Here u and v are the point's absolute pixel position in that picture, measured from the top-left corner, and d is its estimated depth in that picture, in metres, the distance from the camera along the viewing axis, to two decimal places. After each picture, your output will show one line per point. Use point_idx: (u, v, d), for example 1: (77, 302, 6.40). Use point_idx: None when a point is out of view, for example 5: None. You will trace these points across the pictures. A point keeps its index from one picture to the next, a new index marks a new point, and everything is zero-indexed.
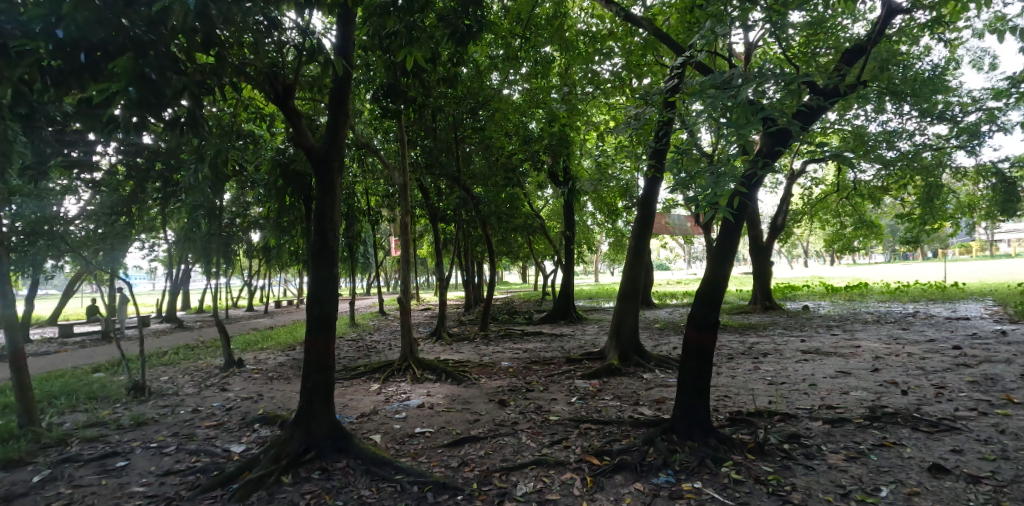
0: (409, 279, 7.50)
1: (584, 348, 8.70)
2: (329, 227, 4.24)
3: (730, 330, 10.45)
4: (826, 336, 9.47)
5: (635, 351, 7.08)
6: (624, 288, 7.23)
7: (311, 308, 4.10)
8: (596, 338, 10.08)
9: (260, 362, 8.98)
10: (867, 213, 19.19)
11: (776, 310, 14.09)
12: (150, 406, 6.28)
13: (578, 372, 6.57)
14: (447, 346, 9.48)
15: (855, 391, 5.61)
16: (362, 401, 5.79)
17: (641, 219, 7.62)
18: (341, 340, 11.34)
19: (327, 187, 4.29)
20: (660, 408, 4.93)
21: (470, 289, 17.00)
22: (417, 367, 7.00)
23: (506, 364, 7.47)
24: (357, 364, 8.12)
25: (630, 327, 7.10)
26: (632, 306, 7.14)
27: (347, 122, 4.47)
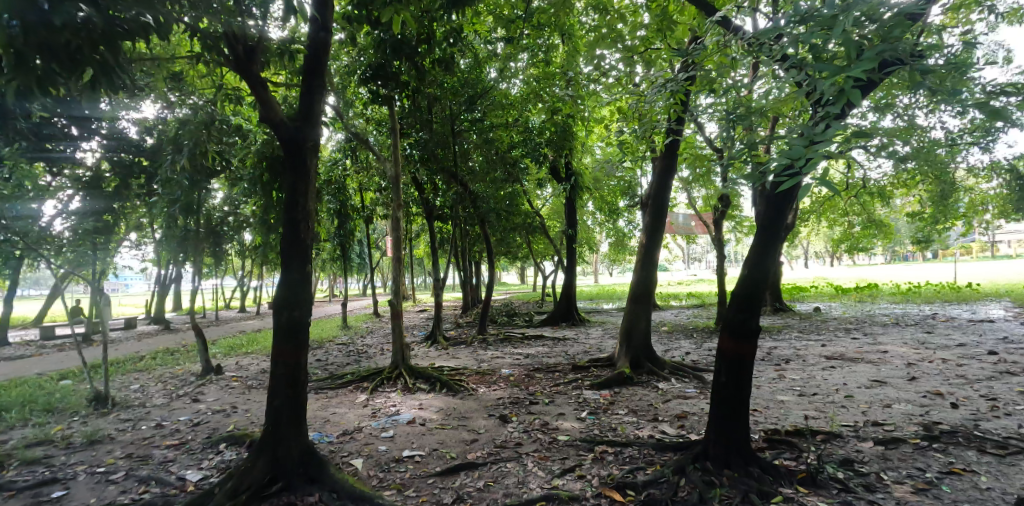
0: (400, 279, 6.87)
1: (590, 353, 8.08)
2: (302, 217, 3.59)
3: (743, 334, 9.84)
4: (848, 340, 8.85)
5: (647, 358, 6.49)
6: (635, 289, 6.64)
7: (278, 313, 3.46)
8: (601, 341, 9.46)
9: (241, 369, 8.34)
10: (875, 211, 18.61)
11: (787, 312, 13.50)
12: (110, 420, 5.67)
13: (587, 381, 5.97)
14: (443, 351, 8.84)
15: (898, 404, 4.99)
16: (345, 416, 5.17)
17: (653, 214, 7.01)
18: (330, 344, 10.70)
19: (299, 169, 3.65)
20: (685, 426, 4.33)
21: (468, 290, 16.38)
22: (409, 375, 6.38)
23: (507, 371, 6.85)
24: (344, 371, 7.51)
25: (641, 332, 6.51)
26: (644, 308, 6.55)
27: (322, 94, 3.81)
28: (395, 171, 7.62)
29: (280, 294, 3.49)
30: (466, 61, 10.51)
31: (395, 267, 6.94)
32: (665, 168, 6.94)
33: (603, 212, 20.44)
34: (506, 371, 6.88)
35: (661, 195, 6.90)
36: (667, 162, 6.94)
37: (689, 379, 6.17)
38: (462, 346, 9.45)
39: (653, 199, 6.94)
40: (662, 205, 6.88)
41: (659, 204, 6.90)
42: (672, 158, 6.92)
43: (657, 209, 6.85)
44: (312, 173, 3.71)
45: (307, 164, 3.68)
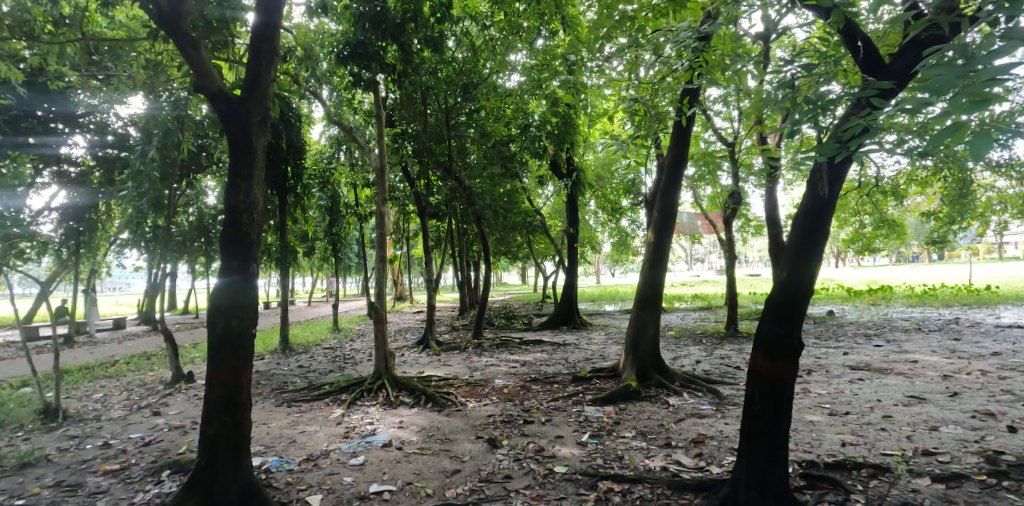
0: (384, 280, 6.24)
1: (592, 362, 7.45)
2: (244, 207, 2.97)
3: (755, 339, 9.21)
4: (870, 348, 8.23)
5: (655, 369, 5.89)
6: (643, 292, 6.04)
7: (212, 323, 2.86)
8: (604, 347, 8.83)
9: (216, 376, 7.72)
10: (888, 210, 17.99)
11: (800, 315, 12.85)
12: (55, 437, 5.05)
13: (588, 395, 5.35)
14: (434, 357, 8.24)
15: (946, 426, 4.39)
16: (315, 436, 4.55)
17: (662, 208, 6.34)
18: (317, 349, 10.08)
19: (244, 148, 3.03)
20: (703, 455, 3.72)
21: (465, 291, 15.77)
22: (392, 387, 5.76)
23: (501, 382, 6.23)
24: (324, 380, 6.90)
25: (649, 340, 5.90)
26: (653, 314, 5.96)
27: (272, 59, 3.17)
28: (382, 162, 7.02)
29: (216, 299, 2.89)
30: (460, 50, 9.99)
31: (379, 265, 6.31)
32: (675, 161, 6.32)
33: (605, 211, 19.85)
34: (501, 381, 6.26)
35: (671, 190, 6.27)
36: (677, 154, 6.33)
37: (702, 393, 5.55)
38: (455, 351, 8.83)
39: (662, 195, 6.32)
40: (672, 200, 6.25)
41: (669, 200, 6.28)
42: (682, 149, 6.31)
43: (667, 205, 6.23)
44: (259, 153, 3.08)
45: (252, 140, 3.05)
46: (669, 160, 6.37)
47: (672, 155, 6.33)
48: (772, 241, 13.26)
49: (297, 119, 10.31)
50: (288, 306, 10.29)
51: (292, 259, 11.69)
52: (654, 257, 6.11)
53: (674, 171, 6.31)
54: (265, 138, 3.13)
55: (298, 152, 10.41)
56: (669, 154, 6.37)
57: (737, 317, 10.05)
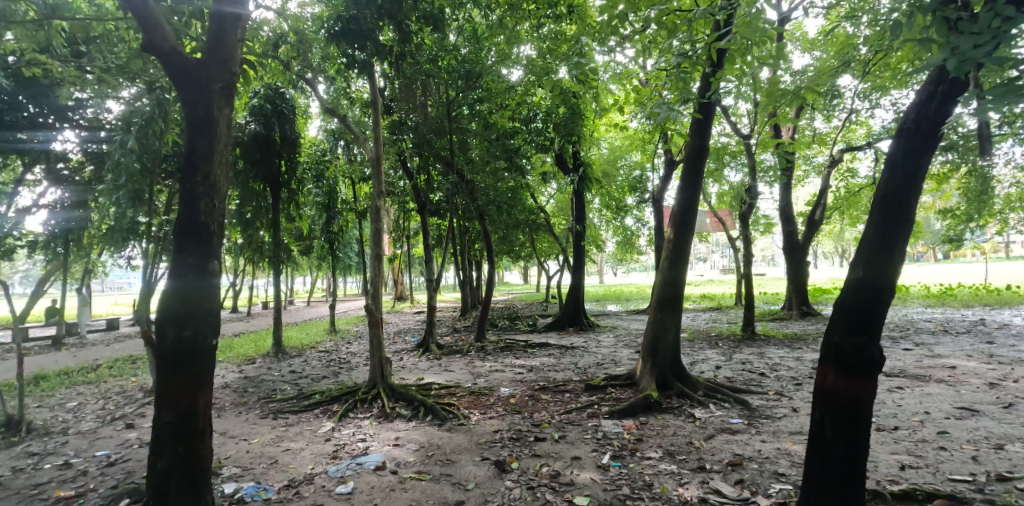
0: (380, 279, 5.72)
1: (604, 368, 6.93)
2: (203, 192, 2.52)
3: (775, 343, 8.69)
4: (899, 352, 7.71)
5: (676, 376, 5.39)
6: (661, 293, 5.55)
7: (161, 331, 2.42)
8: (615, 351, 8.33)
9: None
10: None
11: (815, 316, 12.32)
12: (14, 454, 4.56)
13: (604, 407, 4.84)
14: (434, 362, 7.74)
15: (1012, 445, 3.87)
16: (299, 456, 4.05)
17: (683, 199, 5.81)
18: (311, 352, 9.55)
19: (201, 118, 2.55)
20: (744, 483, 3.23)
21: (466, 291, 15.26)
22: (388, 397, 5.26)
23: (507, 391, 5.72)
24: (316, 388, 6.40)
25: (669, 344, 5.42)
26: (672, 317, 5.48)
27: (237, 17, 2.69)
28: (377, 149, 6.45)
29: (167, 302, 2.44)
30: (463, 36, 9.47)
31: (376, 263, 5.79)
32: (696, 151, 5.84)
33: (609, 210, 19.31)
34: (507, 390, 5.76)
35: (693, 182, 5.79)
36: (698, 143, 5.85)
37: (729, 404, 5.04)
38: (457, 355, 8.32)
39: (682, 187, 5.84)
40: (693, 193, 5.77)
41: (689, 193, 5.80)
42: (703, 138, 5.85)
43: (686, 198, 5.75)
44: (222, 124, 2.63)
45: (211, 107, 2.57)
46: (690, 151, 5.90)
47: (693, 144, 5.85)
48: (786, 240, 12.75)
49: (291, 111, 9.80)
50: (282, 307, 9.78)
51: (287, 258, 11.19)
52: (674, 254, 5.61)
53: (695, 161, 5.83)
54: (227, 108, 2.66)
55: (293, 146, 9.92)
56: (689, 143, 5.89)
57: (753, 319, 9.52)
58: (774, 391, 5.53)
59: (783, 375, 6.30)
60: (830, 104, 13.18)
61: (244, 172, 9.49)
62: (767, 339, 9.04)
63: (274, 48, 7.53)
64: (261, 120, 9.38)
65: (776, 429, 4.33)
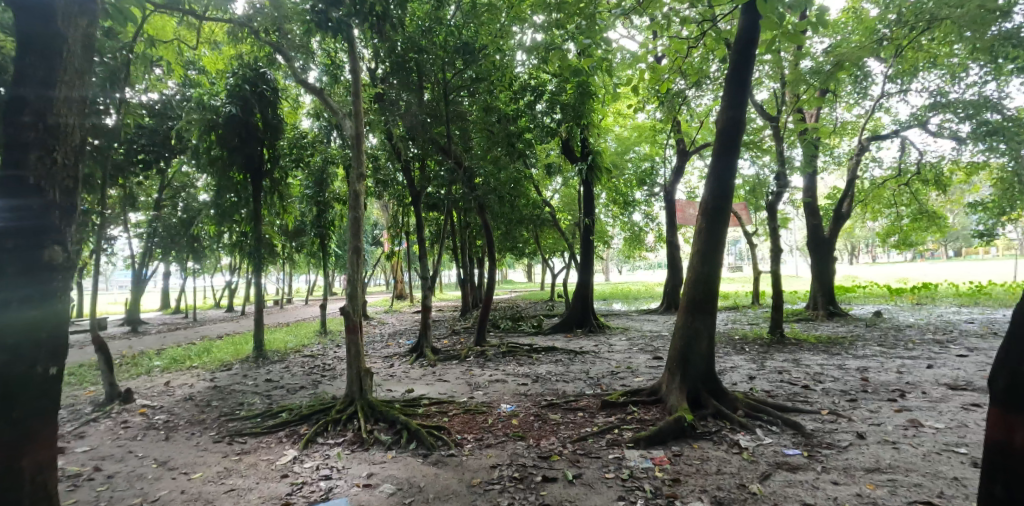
0: (358, 277, 4.80)
1: (619, 378, 6.06)
2: (35, 138, 2.34)
3: (809, 348, 7.79)
4: (954, 358, 6.79)
5: (710, 392, 4.54)
6: (693, 291, 4.67)
7: None
8: (630, 357, 7.45)
9: (162, 395, 6.38)
10: (928, 200, 16.48)
11: (844, 317, 11.42)
12: None
13: (626, 433, 3.97)
14: (428, 370, 6.89)
15: None
16: (243, 501, 3.21)
17: (714, 186, 4.89)
18: (296, 356, 8.75)
19: (45, 41, 2.37)
20: None
21: (467, 290, 14.39)
22: (366, 417, 4.39)
23: (507, 407, 4.85)
24: (289, 402, 5.55)
25: (701, 355, 4.56)
26: (705, 320, 4.61)
27: None
28: (358, 119, 5.30)
29: None
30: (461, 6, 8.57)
31: (353, 260, 4.85)
32: (731, 126, 4.99)
33: (616, 205, 18.43)
34: (508, 406, 4.89)
35: (729, 163, 4.92)
36: (733, 117, 5.01)
37: (778, 428, 4.18)
38: (454, 361, 7.48)
39: (714, 169, 4.96)
40: (727, 175, 4.90)
41: (723, 175, 4.91)
42: (739, 112, 5.01)
43: (719, 180, 4.88)
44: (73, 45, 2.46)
45: (64, 47, 2.42)
46: (724, 126, 5.04)
47: (728, 119, 5.01)
48: (810, 233, 11.84)
49: (273, 94, 8.95)
50: (263, 308, 8.93)
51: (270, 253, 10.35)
52: (708, 246, 4.72)
53: (730, 136, 4.97)
54: (80, 25, 2.50)
55: (276, 133, 9.08)
56: (723, 118, 5.05)
57: (782, 320, 8.63)
58: (828, 410, 4.65)
59: (830, 389, 5.42)
60: (856, 88, 12.27)
61: (221, 159, 8.64)
62: (798, 343, 8.11)
63: (246, 20, 6.70)
64: (239, 102, 8.52)
65: (846, 466, 3.47)
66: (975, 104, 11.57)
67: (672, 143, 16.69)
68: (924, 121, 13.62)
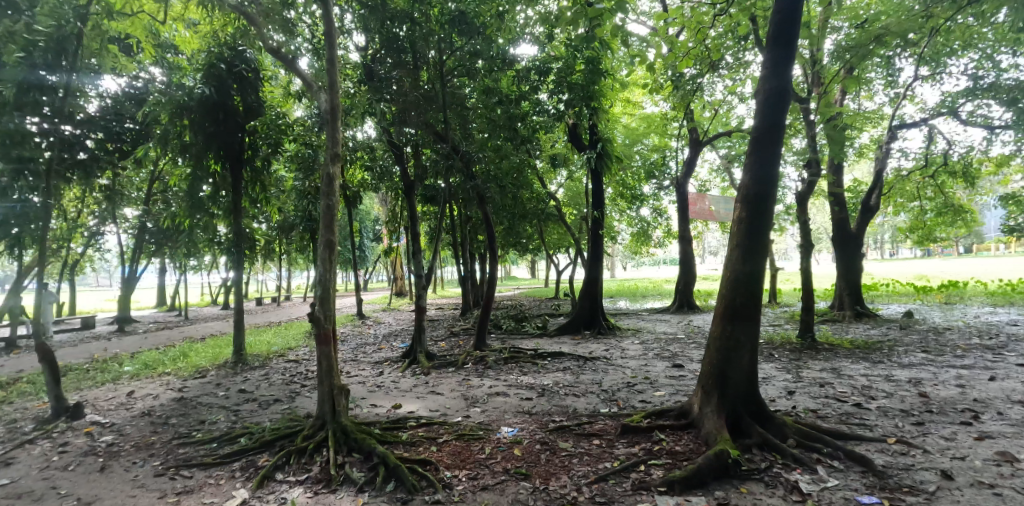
0: (331, 276, 4.02)
1: (637, 391, 5.29)
2: None
3: (845, 354, 7.02)
4: (1016, 368, 5.99)
5: (753, 417, 3.80)
6: (732, 294, 3.90)
7: None
8: (647, 364, 6.68)
9: (118, 409, 5.63)
10: (954, 193, 15.61)
11: (872, 318, 10.62)
12: None
13: (656, 472, 3.23)
14: (420, 380, 6.12)
15: None
16: None
17: (755, 167, 4.10)
18: (279, 361, 8.03)
19: None
20: None
21: (468, 288, 13.62)
22: (337, 446, 3.66)
23: (508, 431, 4.10)
24: (256, 420, 4.79)
25: (742, 371, 3.82)
26: (745, 330, 3.84)
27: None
28: (333, 90, 4.49)
29: None
30: None
31: (324, 255, 4.06)
32: (775, 95, 4.19)
33: (622, 199, 17.63)
34: (510, 429, 4.15)
35: (771, 138, 4.13)
36: (777, 84, 4.22)
37: (840, 464, 3.45)
38: (450, 369, 6.72)
39: (754, 146, 4.17)
40: (770, 152, 4.11)
41: (764, 152, 4.12)
42: (784, 78, 4.22)
43: (759, 159, 4.11)
44: None
45: None
46: (765, 95, 4.25)
47: (770, 86, 4.22)
48: (836, 227, 11.02)
49: (254, 75, 8.18)
50: (243, 308, 8.19)
51: (254, 249, 9.59)
52: (746, 236, 3.96)
53: (773, 107, 4.18)
54: None
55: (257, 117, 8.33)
56: (766, 84, 4.26)
57: (812, 323, 7.83)
58: (894, 439, 3.89)
59: (887, 410, 4.64)
60: (884, 73, 11.43)
61: (195, 146, 7.88)
62: (831, 350, 7.31)
63: None
64: (214, 83, 7.75)
65: None
66: (1017, 88, 10.68)
67: (682, 133, 15.86)
68: (955, 109, 12.78)
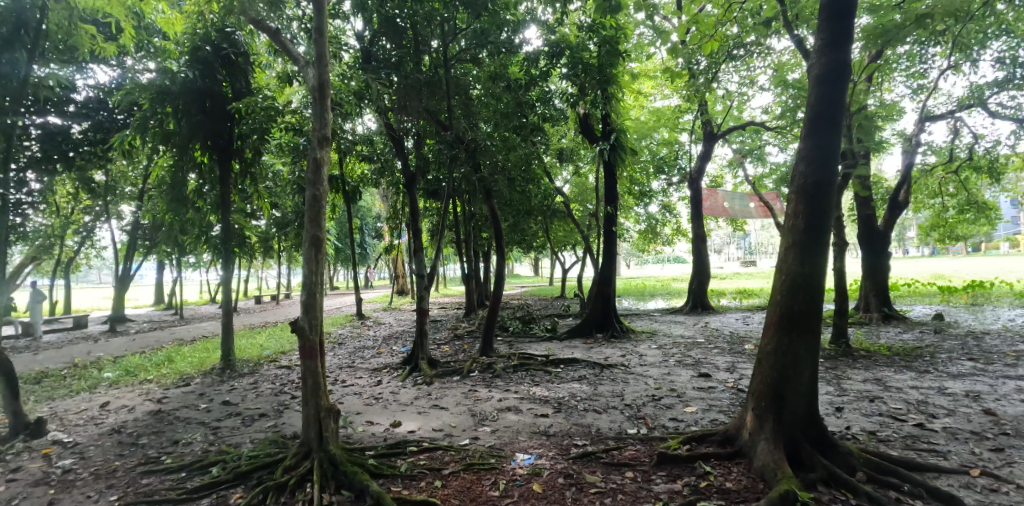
0: (317, 279, 3.47)
1: (665, 406, 4.72)
2: None
3: (885, 362, 6.43)
4: None
5: (815, 445, 3.24)
6: (788, 300, 3.31)
7: None
8: (670, 372, 6.10)
9: (87, 424, 5.06)
10: (978, 190, 14.96)
11: (900, 320, 10.03)
12: None
13: None
14: (421, 391, 5.55)
15: None
16: None
17: (812, 151, 3.49)
18: (270, 366, 7.48)
19: None
20: None
21: (472, 287, 13.06)
22: (324, 480, 3.12)
23: (524, 458, 3.53)
24: (234, 441, 4.23)
25: (803, 391, 3.25)
26: (804, 343, 3.27)
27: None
28: (320, 65, 3.92)
29: None
30: None
31: (311, 255, 3.52)
32: (835, 68, 3.56)
33: (631, 196, 17.03)
34: (525, 456, 3.58)
35: (828, 122, 3.51)
36: (835, 57, 3.58)
37: None
38: (454, 378, 6.17)
39: (810, 127, 3.56)
40: (827, 138, 3.49)
41: (820, 138, 3.51)
42: (846, 48, 3.58)
43: (814, 147, 3.49)
44: None
45: None
46: (820, 70, 3.61)
47: (826, 61, 3.57)
48: (861, 224, 10.40)
49: (244, 60, 7.62)
50: (232, 310, 7.62)
51: (246, 247, 9.03)
52: (804, 232, 3.36)
53: (831, 86, 3.55)
54: None
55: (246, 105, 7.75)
56: (821, 57, 3.61)
57: (845, 327, 7.25)
58: (979, 471, 3.32)
59: (956, 432, 4.06)
60: (912, 62, 10.80)
61: (179, 135, 7.31)
62: (868, 357, 6.74)
63: None
64: (199, 66, 7.19)
65: None
66: None
67: (696, 127, 15.24)
68: (983, 100, 12.11)
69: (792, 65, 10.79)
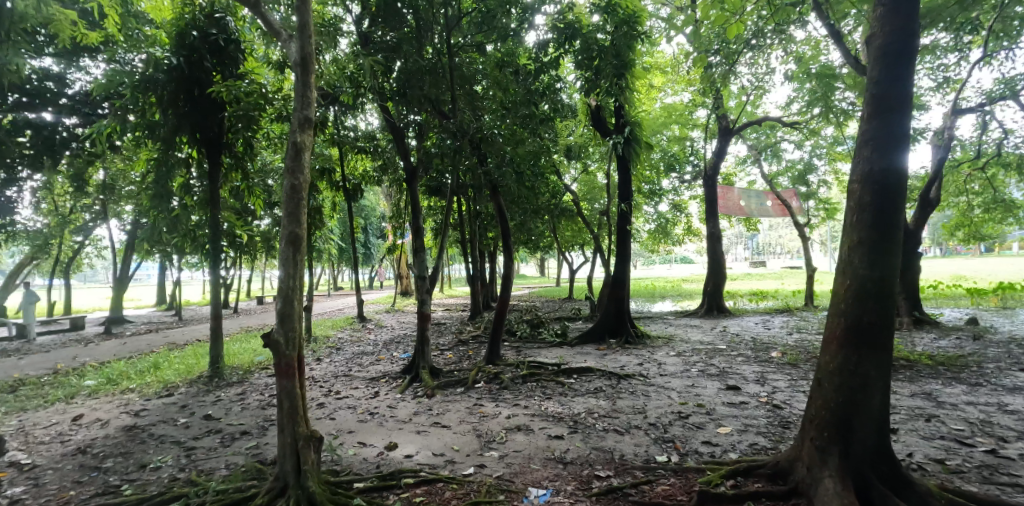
0: (294, 285, 2.95)
1: (694, 426, 4.18)
2: None
3: (930, 374, 5.86)
4: None
5: (887, 483, 2.73)
6: (853, 312, 2.78)
7: None
8: (694, 385, 5.55)
9: (52, 442, 4.56)
10: (1005, 188, 14.31)
11: (932, 324, 9.44)
12: None
13: None
14: (420, 406, 5.02)
15: None
16: None
17: (875, 137, 2.90)
18: (262, 374, 6.99)
19: None
20: None
21: (478, 289, 12.56)
22: None
23: (537, 494, 3.01)
24: (206, 467, 3.71)
25: (874, 419, 2.73)
26: (875, 361, 2.73)
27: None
28: (302, 36, 3.37)
29: None
30: None
31: (287, 256, 2.99)
32: (902, 33, 2.93)
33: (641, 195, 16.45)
34: (539, 492, 3.06)
35: (895, 98, 2.90)
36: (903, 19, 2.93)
37: None
38: (457, 390, 5.65)
39: (871, 107, 2.96)
40: (895, 117, 2.89)
41: (886, 117, 2.91)
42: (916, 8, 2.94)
43: (878, 130, 2.90)
44: None
45: None
46: (884, 35, 2.98)
47: (891, 24, 2.93)
48: None
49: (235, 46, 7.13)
50: (221, 313, 7.12)
51: (240, 247, 8.55)
52: (868, 231, 2.82)
53: (898, 54, 2.92)
54: None
55: None
56: (883, 19, 2.97)
57: None
58: None
59: None
60: (944, 51, 10.18)
61: (164, 126, 6.84)
62: (909, 367, 6.16)
63: None
64: (185, 53, 6.71)
65: None
66: None
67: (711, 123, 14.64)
68: (1016, 92, 11.47)
69: (816, 54, 10.19)
